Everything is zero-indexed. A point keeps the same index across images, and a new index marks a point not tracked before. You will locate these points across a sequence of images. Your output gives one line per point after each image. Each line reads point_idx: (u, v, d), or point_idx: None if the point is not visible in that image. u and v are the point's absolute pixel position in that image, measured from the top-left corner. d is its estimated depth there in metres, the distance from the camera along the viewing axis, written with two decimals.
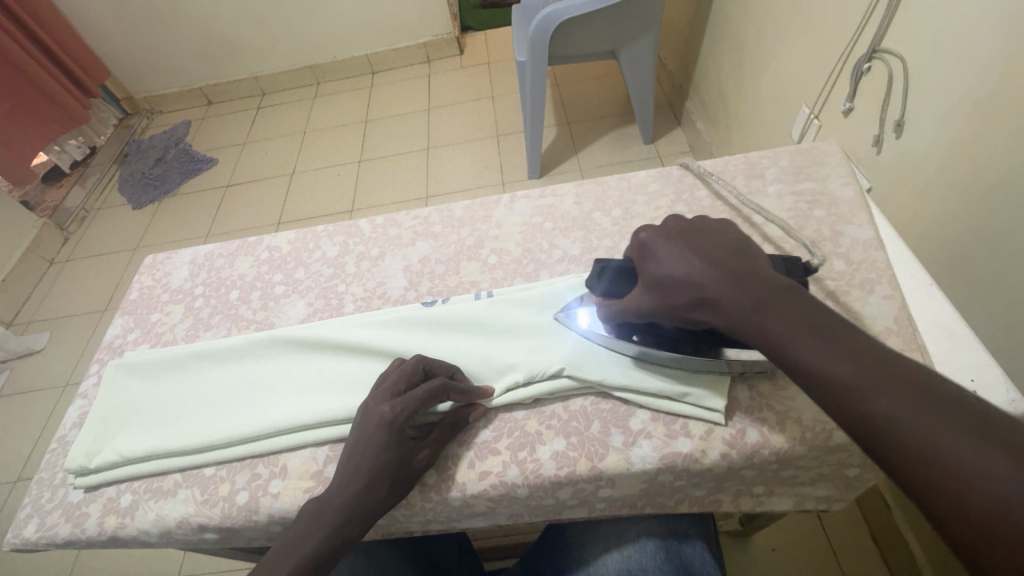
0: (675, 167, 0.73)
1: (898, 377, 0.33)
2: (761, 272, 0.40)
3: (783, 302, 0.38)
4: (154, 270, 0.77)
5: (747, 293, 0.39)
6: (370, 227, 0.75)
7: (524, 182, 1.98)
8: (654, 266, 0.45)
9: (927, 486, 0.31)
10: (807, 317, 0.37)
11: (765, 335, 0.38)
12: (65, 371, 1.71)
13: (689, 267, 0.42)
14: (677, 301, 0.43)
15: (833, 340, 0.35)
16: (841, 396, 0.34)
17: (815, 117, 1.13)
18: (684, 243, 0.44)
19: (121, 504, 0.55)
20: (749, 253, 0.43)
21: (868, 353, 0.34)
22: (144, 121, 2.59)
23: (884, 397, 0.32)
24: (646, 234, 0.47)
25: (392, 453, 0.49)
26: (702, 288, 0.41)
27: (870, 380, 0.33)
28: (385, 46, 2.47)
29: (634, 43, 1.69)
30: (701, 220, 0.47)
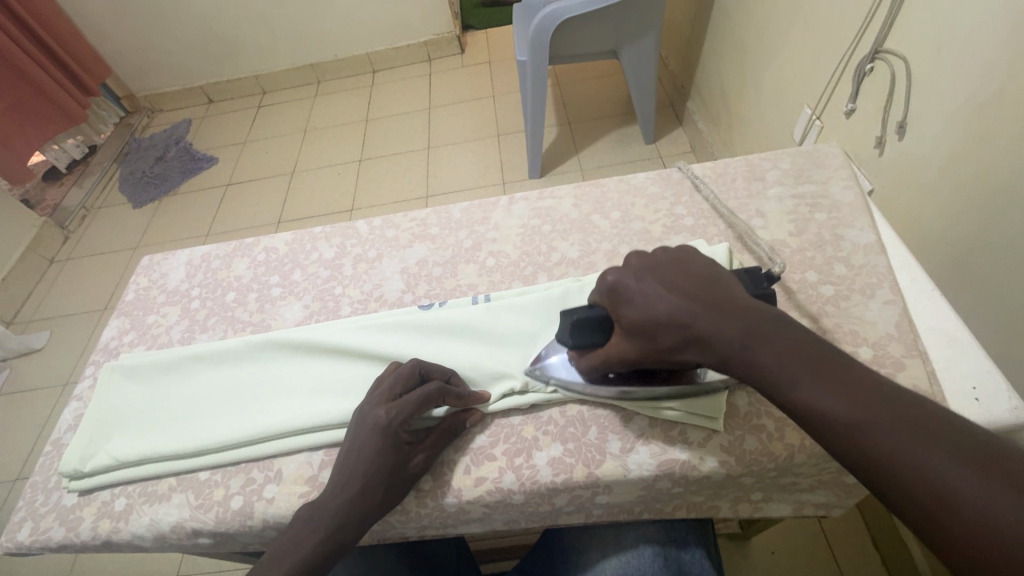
0: (675, 169, 0.72)
1: (893, 408, 0.32)
2: (741, 305, 0.39)
3: (770, 338, 0.37)
4: (151, 272, 0.76)
5: (731, 330, 0.38)
6: (367, 228, 0.74)
7: (525, 182, 1.97)
8: (630, 311, 0.43)
9: (944, 531, 0.29)
10: (795, 352, 0.36)
11: (758, 372, 0.36)
12: (66, 369, 1.71)
13: (668, 311, 0.40)
14: (661, 344, 0.41)
15: (823, 372, 0.35)
16: (843, 437, 0.33)
17: (816, 118, 1.13)
18: (657, 281, 0.43)
19: (115, 508, 0.54)
20: (722, 279, 0.42)
21: (865, 387, 0.33)
22: (144, 120, 2.59)
23: (889, 438, 0.31)
24: (612, 277, 0.45)
25: (388, 457, 0.48)
26: (686, 329, 0.39)
27: (874, 421, 0.32)
28: (386, 44, 2.46)
29: (635, 43, 1.68)
30: (669, 251, 0.45)
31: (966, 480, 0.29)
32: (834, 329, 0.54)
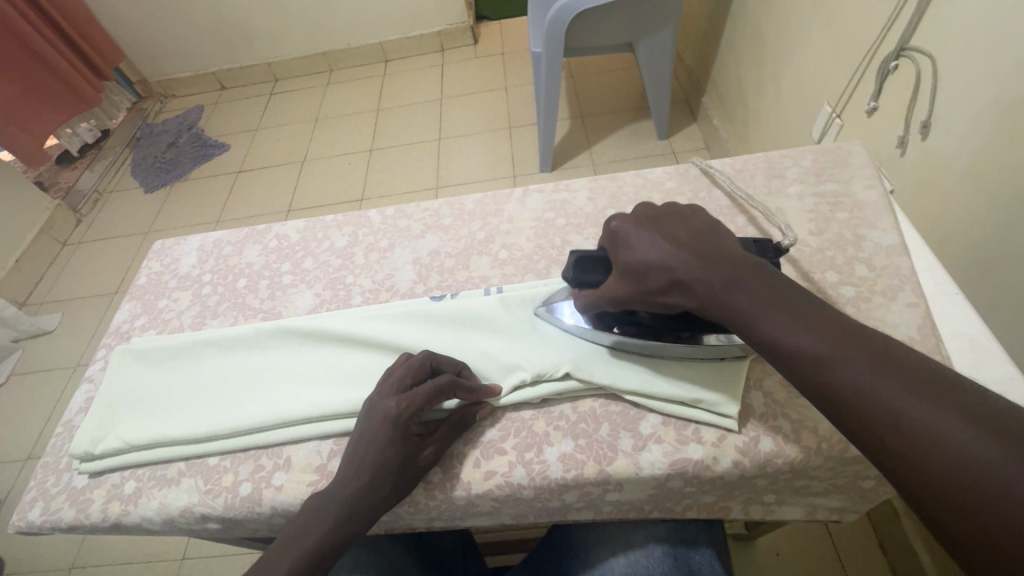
0: (693, 165, 0.71)
1: (859, 346, 0.36)
2: (729, 255, 0.43)
3: (752, 284, 0.41)
4: (163, 256, 0.76)
5: (717, 276, 0.42)
6: (380, 217, 0.74)
7: (536, 175, 1.96)
8: (627, 257, 0.46)
9: (889, 446, 0.34)
10: (774, 298, 0.40)
11: (737, 312, 0.41)
12: (77, 351, 1.73)
13: (661, 254, 0.44)
14: (650, 286, 0.45)
15: (798, 315, 0.39)
16: (806, 368, 0.37)
17: (837, 116, 1.11)
18: (656, 230, 0.47)
19: (124, 491, 0.55)
20: (717, 234, 0.46)
21: (836, 329, 0.37)
22: (157, 105, 2.59)
23: (848, 368, 0.36)
24: (617, 225, 0.49)
25: (398, 451, 0.48)
26: (674, 271, 0.43)
27: (837, 354, 0.36)
28: (400, 33, 2.45)
29: (651, 36, 1.65)
30: (672, 207, 0.49)
31: (911, 402, 0.33)
32: None
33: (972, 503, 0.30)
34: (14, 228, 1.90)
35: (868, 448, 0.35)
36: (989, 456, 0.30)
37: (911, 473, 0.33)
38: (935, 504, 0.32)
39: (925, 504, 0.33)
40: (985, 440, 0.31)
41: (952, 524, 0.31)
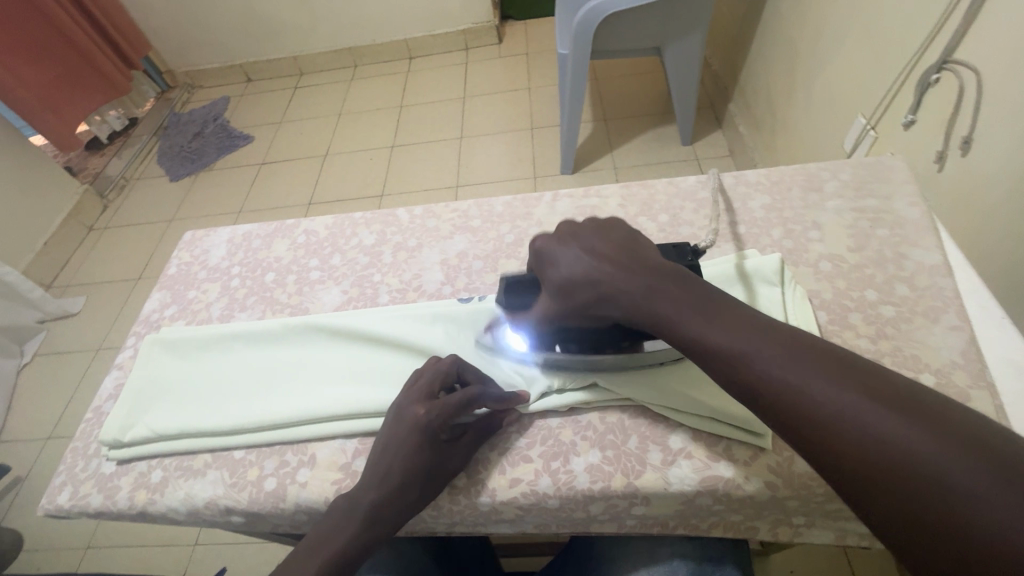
0: (727, 175, 0.70)
1: (772, 338, 0.38)
2: (650, 263, 0.45)
3: (669, 288, 0.43)
4: (193, 247, 0.77)
5: (636, 282, 0.44)
6: (408, 217, 0.74)
7: (556, 177, 1.95)
8: (553, 273, 0.48)
9: (816, 437, 0.34)
10: (692, 299, 0.42)
11: (658, 316, 0.42)
12: (100, 334, 1.76)
13: (587, 265, 0.46)
14: (579, 300, 0.46)
15: (713, 315, 0.40)
16: (730, 366, 0.38)
17: (871, 128, 1.08)
18: (579, 244, 0.48)
19: (151, 480, 0.55)
20: (638, 244, 0.47)
21: (750, 324, 0.39)
22: (184, 95, 2.63)
23: (759, 359, 0.37)
24: (540, 244, 0.50)
25: (426, 456, 0.48)
26: (599, 284, 0.45)
27: (751, 349, 0.38)
28: (425, 30, 2.46)
29: (680, 41, 1.64)
30: (598, 219, 0.51)
31: (832, 390, 0.34)
32: (893, 352, 0.52)
33: (892, 484, 0.31)
34: (44, 212, 1.94)
35: (795, 443, 0.36)
36: (904, 434, 0.32)
37: (836, 463, 0.34)
38: (860, 492, 0.33)
39: (851, 494, 0.33)
40: (889, 413, 0.33)
41: (878, 509, 0.32)
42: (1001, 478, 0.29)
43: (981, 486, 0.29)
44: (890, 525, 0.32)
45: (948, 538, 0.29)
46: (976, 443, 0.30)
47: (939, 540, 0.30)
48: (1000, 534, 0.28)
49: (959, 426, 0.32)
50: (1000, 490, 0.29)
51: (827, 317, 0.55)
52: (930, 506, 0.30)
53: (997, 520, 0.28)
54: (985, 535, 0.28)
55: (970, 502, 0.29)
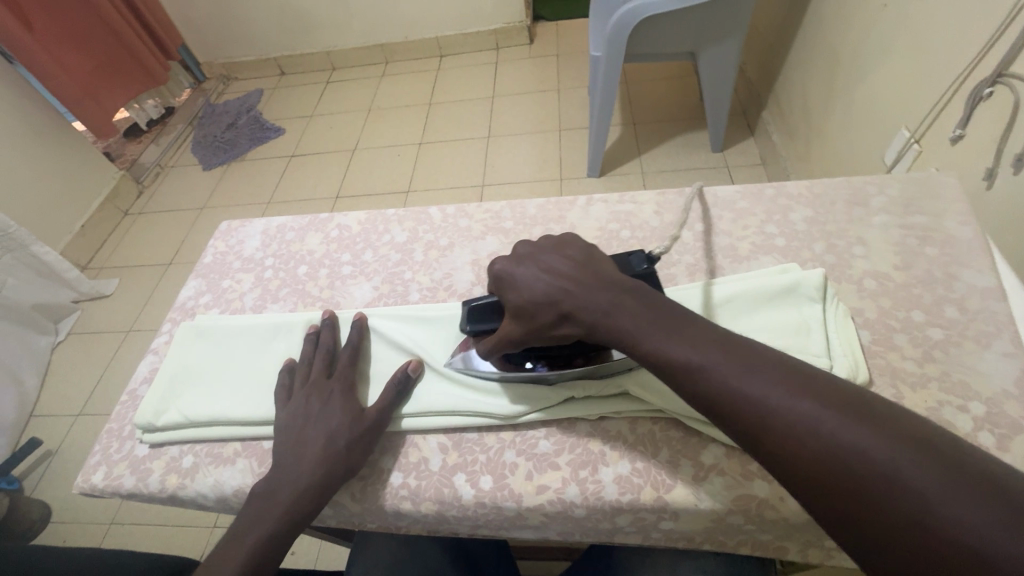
0: (768, 186, 0.68)
1: (728, 351, 0.39)
2: (610, 275, 0.46)
3: (629, 301, 0.44)
4: (229, 237, 0.78)
5: (599, 297, 0.44)
6: (440, 215, 0.74)
7: (583, 180, 1.93)
8: (514, 296, 0.48)
9: (785, 453, 0.35)
10: (650, 311, 0.43)
11: (620, 330, 0.43)
12: (131, 316, 1.81)
13: (545, 286, 0.46)
14: (542, 321, 0.46)
15: (670, 326, 0.42)
16: (690, 379, 0.39)
17: (915, 141, 1.05)
18: (538, 264, 0.48)
19: (182, 465, 0.56)
20: (595, 258, 0.48)
21: (704, 337, 0.40)
22: (219, 86, 2.69)
23: (717, 371, 0.38)
24: (500, 266, 0.50)
25: (339, 412, 0.53)
26: (562, 302, 0.45)
27: (710, 362, 0.39)
28: (457, 28, 2.46)
29: (715, 46, 1.61)
30: (545, 236, 0.51)
31: (798, 405, 0.36)
32: (941, 377, 0.50)
33: (858, 494, 0.33)
34: (83, 196, 2.00)
35: (760, 454, 0.37)
36: (868, 446, 0.33)
37: (804, 477, 0.35)
38: (828, 505, 0.34)
39: (818, 507, 0.34)
40: (842, 420, 0.34)
41: (843, 520, 0.33)
42: (960, 486, 0.30)
43: (942, 496, 0.30)
44: (859, 536, 0.33)
45: (916, 548, 0.30)
46: (932, 450, 0.32)
47: (905, 549, 0.31)
48: (961, 539, 0.29)
49: (916, 435, 0.33)
50: (960, 498, 0.30)
51: (870, 336, 0.53)
52: (895, 516, 0.31)
53: (956, 525, 0.30)
54: (949, 543, 0.30)
55: (934, 511, 0.30)
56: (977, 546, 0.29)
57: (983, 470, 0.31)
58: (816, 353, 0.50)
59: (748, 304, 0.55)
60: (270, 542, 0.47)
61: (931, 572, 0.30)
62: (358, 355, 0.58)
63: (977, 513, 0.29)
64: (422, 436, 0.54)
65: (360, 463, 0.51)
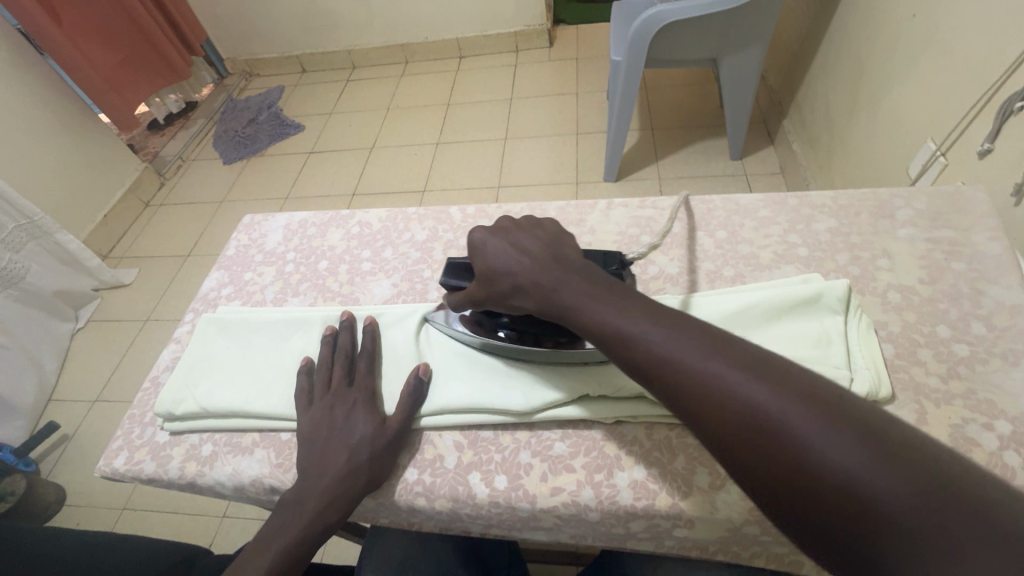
0: (791, 195, 0.68)
1: (656, 319, 0.40)
2: (563, 255, 0.47)
3: (575, 276, 0.44)
4: (252, 230, 0.79)
5: (548, 274, 0.45)
6: (460, 215, 0.75)
7: (599, 184, 1.93)
8: (481, 262, 0.49)
9: (701, 413, 0.36)
10: (591, 284, 0.43)
11: (562, 303, 0.43)
12: (149, 306, 1.84)
13: (506, 260, 0.48)
14: (500, 290, 0.48)
15: (608, 298, 0.42)
16: (620, 346, 0.40)
17: (941, 154, 1.03)
18: (507, 239, 0.49)
19: (201, 453, 0.57)
20: (561, 242, 0.49)
21: (638, 307, 0.41)
22: (242, 82, 2.73)
23: (644, 337, 0.39)
24: (476, 236, 0.51)
25: (361, 422, 0.52)
26: (517, 278, 0.46)
27: (638, 329, 0.39)
28: (477, 30, 2.48)
29: (737, 54, 1.60)
30: (526, 216, 0.52)
31: (712, 366, 0.36)
32: (966, 394, 0.49)
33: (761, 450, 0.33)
34: (106, 186, 2.04)
35: (682, 418, 0.37)
36: (771, 403, 0.33)
37: (717, 435, 0.35)
38: (736, 460, 0.35)
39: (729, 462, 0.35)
40: (753, 381, 0.35)
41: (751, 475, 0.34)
42: (854, 440, 0.31)
43: (837, 450, 0.31)
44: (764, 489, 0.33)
45: (810, 500, 0.31)
46: (838, 411, 0.32)
47: (801, 500, 0.32)
48: (850, 491, 0.30)
49: (825, 396, 0.33)
50: (853, 452, 0.30)
51: (894, 350, 0.53)
52: (794, 472, 0.32)
53: (852, 483, 0.30)
54: (840, 495, 0.30)
55: (829, 464, 0.31)
56: (863, 496, 0.30)
57: (879, 424, 0.31)
58: (836, 366, 0.50)
59: (765, 312, 0.54)
60: (296, 549, 0.47)
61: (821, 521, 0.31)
62: (375, 361, 0.58)
63: (868, 467, 0.30)
64: (438, 434, 0.54)
65: (384, 473, 0.51)
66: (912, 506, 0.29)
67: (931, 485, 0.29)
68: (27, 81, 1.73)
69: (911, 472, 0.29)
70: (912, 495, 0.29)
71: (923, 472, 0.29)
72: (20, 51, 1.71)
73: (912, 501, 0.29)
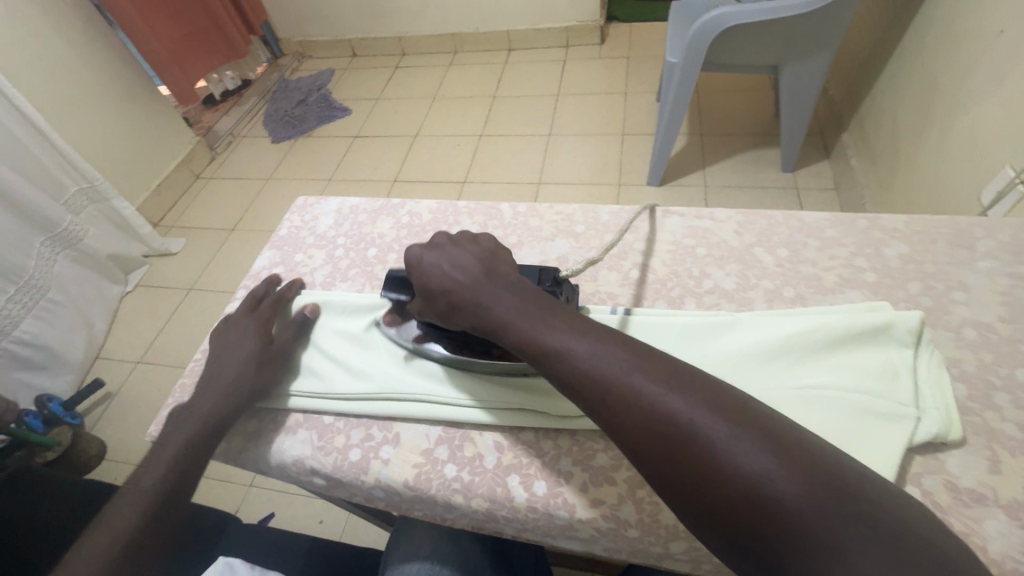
0: (860, 216, 0.64)
1: (585, 333, 0.43)
2: (501, 271, 0.50)
3: (515, 292, 0.48)
4: (304, 213, 0.81)
5: (485, 291, 0.49)
6: (511, 212, 0.74)
7: (641, 188, 1.89)
8: (418, 279, 0.54)
9: (624, 423, 0.39)
10: (529, 299, 0.47)
11: (498, 318, 0.47)
12: (193, 275, 1.90)
13: (442, 274, 0.52)
14: (439, 309, 0.52)
15: (542, 313, 0.46)
16: (552, 361, 0.43)
17: (1020, 181, 0.97)
18: (442, 260, 0.52)
19: (247, 428, 0.59)
20: (496, 259, 0.52)
21: (570, 320, 0.45)
22: (294, 63, 2.79)
23: (574, 353, 0.42)
24: (412, 256, 0.55)
25: (249, 343, 0.62)
26: (453, 296, 0.50)
27: (568, 344, 0.43)
28: (530, 23, 2.45)
29: (800, 62, 1.54)
30: (463, 232, 0.56)
31: (634, 379, 0.40)
32: None
33: (680, 458, 0.37)
34: (162, 157, 2.12)
35: (608, 428, 0.41)
36: (686, 413, 0.37)
37: (639, 446, 0.39)
38: (659, 471, 0.38)
39: (653, 474, 0.39)
40: (670, 392, 0.39)
41: (672, 485, 0.37)
42: (757, 443, 0.35)
43: (743, 452, 0.35)
44: (684, 496, 0.37)
45: (721, 502, 0.35)
46: (741, 415, 0.37)
47: (713, 503, 0.35)
48: (752, 488, 0.34)
49: (731, 402, 0.38)
50: (754, 454, 0.35)
51: (966, 391, 0.50)
52: (707, 476, 0.36)
53: (754, 481, 0.34)
54: (746, 496, 0.34)
55: (736, 467, 0.35)
56: (764, 496, 0.34)
57: (777, 430, 0.36)
58: (902, 403, 0.47)
59: (828, 340, 0.52)
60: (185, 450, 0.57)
61: (733, 520, 0.35)
62: (280, 305, 0.66)
63: (769, 467, 0.34)
64: (478, 433, 0.54)
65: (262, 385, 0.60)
66: (804, 501, 0.33)
67: (821, 483, 0.33)
68: (98, 51, 1.81)
69: (802, 465, 0.34)
70: (802, 488, 0.33)
71: (814, 471, 0.34)
72: (93, 22, 1.78)
73: (804, 496, 0.33)
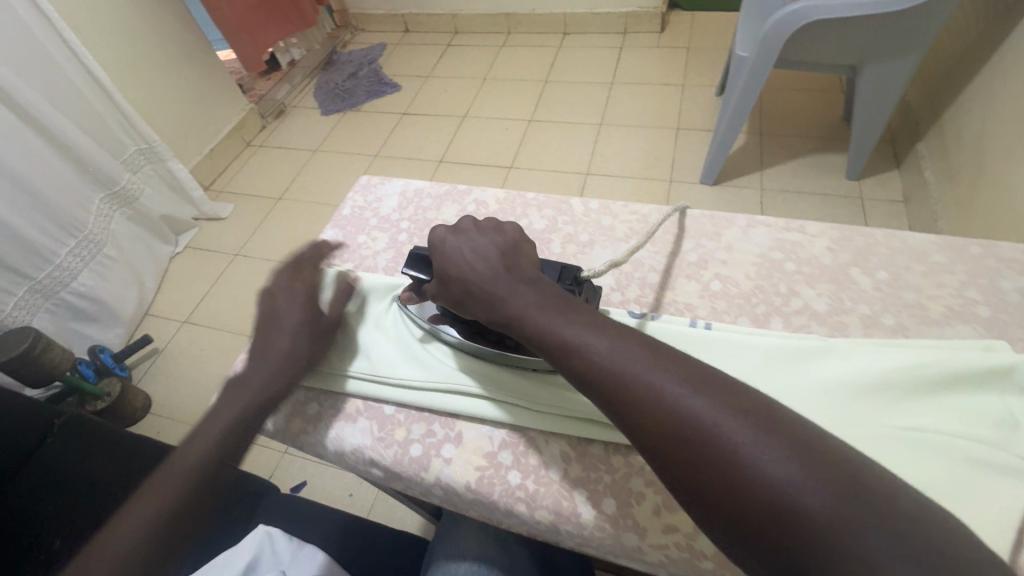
0: (972, 242, 0.59)
1: (601, 329, 0.41)
2: (521, 263, 0.48)
3: (532, 283, 0.46)
4: (368, 193, 0.79)
5: (502, 278, 0.46)
6: (582, 208, 0.71)
7: (694, 186, 1.82)
8: (440, 260, 0.50)
9: (638, 423, 0.37)
10: (546, 291, 0.45)
11: (513, 308, 0.44)
12: (240, 241, 1.94)
13: (463, 263, 0.48)
14: (455, 294, 0.49)
15: (559, 306, 0.43)
16: (566, 354, 0.41)
17: None
18: (464, 243, 0.50)
19: (307, 411, 0.58)
20: (517, 249, 0.50)
21: (587, 315, 0.42)
22: (349, 36, 2.79)
23: (588, 347, 0.40)
24: (436, 236, 0.51)
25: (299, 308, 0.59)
26: (470, 284, 0.47)
27: (584, 337, 0.40)
28: (586, 7, 2.37)
29: (883, 64, 1.43)
30: (491, 218, 0.53)
31: (650, 377, 0.37)
32: None
33: (697, 462, 0.34)
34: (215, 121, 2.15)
35: (621, 427, 0.38)
36: (704, 413, 0.35)
37: (652, 446, 0.36)
38: (675, 474, 0.35)
39: (669, 477, 0.36)
40: (688, 390, 0.36)
41: (685, 487, 0.35)
42: (783, 449, 0.32)
43: (767, 458, 0.32)
44: (698, 500, 0.34)
45: (741, 510, 0.32)
46: (767, 419, 0.34)
47: (732, 511, 0.33)
48: (775, 497, 0.31)
49: (753, 405, 0.35)
50: (779, 461, 0.32)
51: None
52: (726, 482, 0.33)
53: (777, 489, 0.31)
54: (770, 505, 0.31)
55: (757, 473, 0.32)
56: (789, 507, 0.31)
57: (802, 434, 0.33)
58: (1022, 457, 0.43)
59: (939, 378, 0.47)
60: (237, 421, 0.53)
61: (751, 528, 0.32)
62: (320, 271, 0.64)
63: (794, 475, 0.31)
64: (545, 440, 0.52)
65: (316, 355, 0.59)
66: (831, 514, 0.30)
67: (852, 497, 0.30)
68: (161, 14, 1.83)
69: (829, 474, 0.31)
70: (829, 500, 0.30)
71: (844, 481, 0.31)
72: None
73: (831, 508, 0.30)
